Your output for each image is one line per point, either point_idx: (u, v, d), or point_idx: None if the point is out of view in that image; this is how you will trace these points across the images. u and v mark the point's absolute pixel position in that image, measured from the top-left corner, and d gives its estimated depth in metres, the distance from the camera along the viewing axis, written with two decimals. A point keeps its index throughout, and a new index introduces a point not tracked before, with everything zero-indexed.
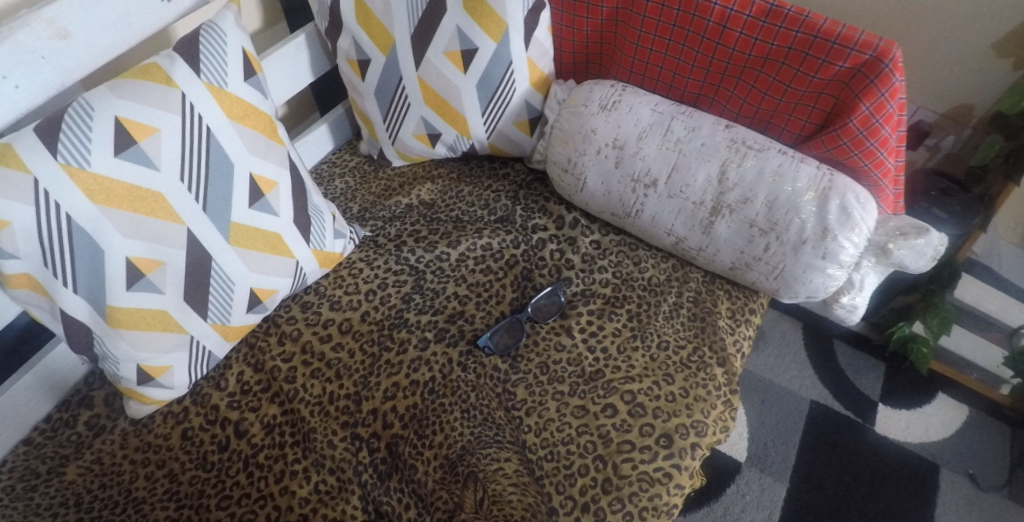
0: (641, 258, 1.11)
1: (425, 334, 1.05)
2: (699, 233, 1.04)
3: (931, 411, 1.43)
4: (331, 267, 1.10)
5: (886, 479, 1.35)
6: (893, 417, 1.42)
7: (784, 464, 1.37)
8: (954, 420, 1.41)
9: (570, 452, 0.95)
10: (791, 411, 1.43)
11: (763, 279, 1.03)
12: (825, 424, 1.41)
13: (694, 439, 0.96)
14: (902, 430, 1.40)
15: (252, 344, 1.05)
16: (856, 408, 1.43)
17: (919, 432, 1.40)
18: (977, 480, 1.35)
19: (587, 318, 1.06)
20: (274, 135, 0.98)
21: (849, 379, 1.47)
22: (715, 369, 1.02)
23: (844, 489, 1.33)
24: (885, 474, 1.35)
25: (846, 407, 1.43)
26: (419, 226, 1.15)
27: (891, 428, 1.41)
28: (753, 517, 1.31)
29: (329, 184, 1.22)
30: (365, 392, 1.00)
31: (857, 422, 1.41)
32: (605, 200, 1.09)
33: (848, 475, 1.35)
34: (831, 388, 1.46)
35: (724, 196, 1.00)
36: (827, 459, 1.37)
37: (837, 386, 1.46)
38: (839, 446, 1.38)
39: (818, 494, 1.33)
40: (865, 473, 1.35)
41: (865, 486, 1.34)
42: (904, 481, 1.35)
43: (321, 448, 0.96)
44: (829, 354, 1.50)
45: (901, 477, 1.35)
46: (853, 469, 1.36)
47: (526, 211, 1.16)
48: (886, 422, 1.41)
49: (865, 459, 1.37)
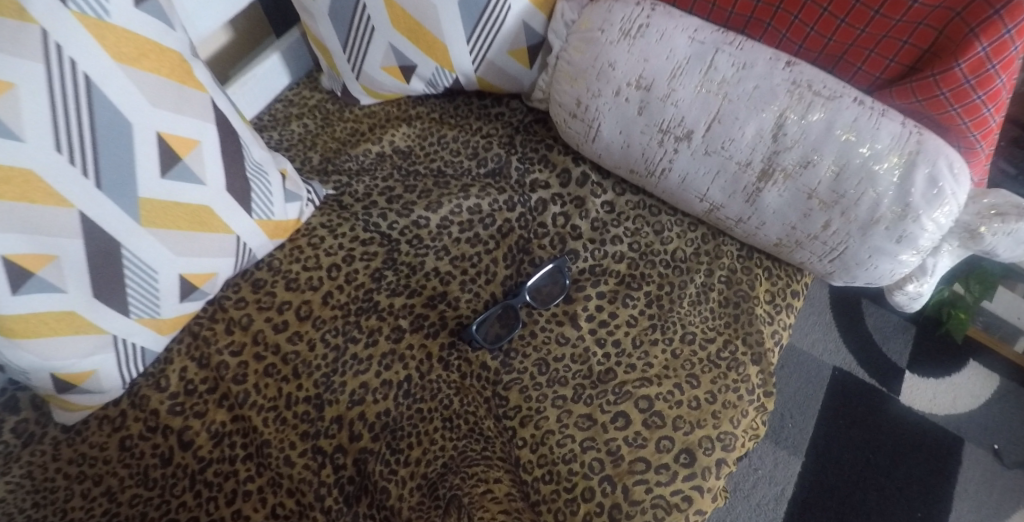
0: (664, 226, 0.91)
1: (399, 322, 0.87)
2: (743, 202, 0.83)
3: (960, 380, 1.27)
4: (285, 237, 0.90)
5: (906, 455, 1.20)
6: (919, 387, 1.26)
7: (801, 436, 1.22)
8: (984, 390, 1.26)
9: (573, 472, 0.79)
10: (814, 378, 1.27)
11: (815, 260, 0.83)
12: (849, 391, 1.26)
13: (720, 455, 0.80)
14: (928, 400, 1.25)
15: (196, 333, 0.87)
16: (882, 376, 1.27)
17: (947, 403, 1.25)
18: (1004, 457, 1.20)
19: (595, 303, 0.87)
20: (189, 79, 0.76)
21: (877, 343, 1.30)
22: (748, 368, 0.84)
23: (862, 464, 1.19)
24: (907, 448, 1.21)
25: (870, 374, 1.27)
26: (393, 182, 0.95)
27: (917, 398, 1.25)
28: (764, 493, 1.18)
29: (285, 127, 1.00)
30: (329, 396, 0.83)
31: (881, 391, 1.26)
32: (623, 154, 0.88)
33: (868, 449, 1.21)
34: (858, 354, 1.29)
35: (778, 156, 0.78)
36: (847, 431, 1.22)
37: (863, 351, 1.29)
38: (864, 417, 1.23)
39: (836, 470, 1.19)
40: (884, 447, 1.21)
41: (884, 461, 1.20)
42: (925, 457, 1.20)
43: (277, 465, 0.81)
44: (857, 314, 1.33)
45: (923, 452, 1.21)
46: (874, 443, 1.21)
47: (523, 164, 0.94)
48: (912, 392, 1.26)
49: (886, 432, 1.22)
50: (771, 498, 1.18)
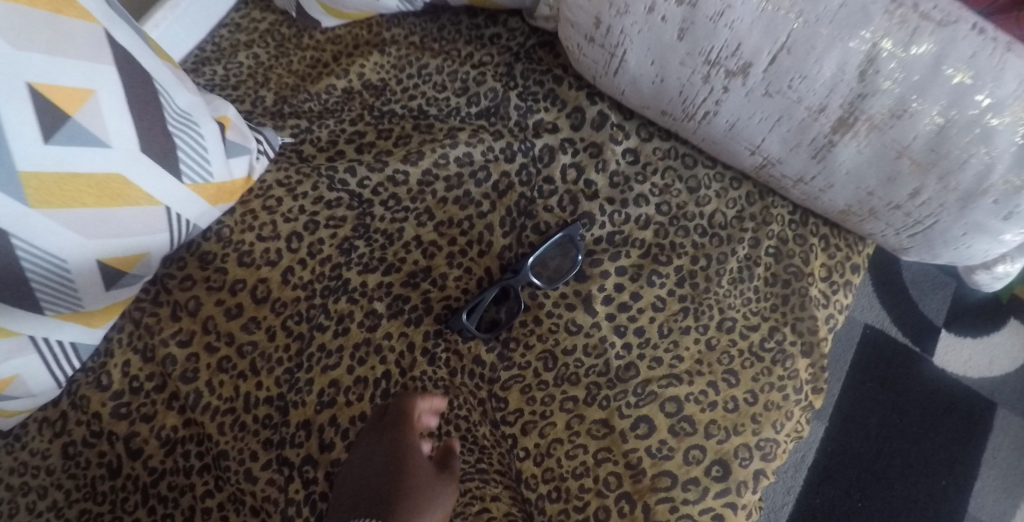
0: (699, 181, 0.74)
1: (375, 305, 0.71)
2: (809, 159, 0.64)
3: (999, 340, 1.11)
4: (235, 200, 0.73)
5: (935, 420, 1.07)
6: (955, 347, 1.10)
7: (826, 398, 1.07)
8: None
9: (584, 488, 0.66)
10: (844, 337, 1.11)
11: (890, 233, 0.66)
12: (880, 352, 1.10)
13: (758, 466, 0.67)
14: (964, 362, 1.10)
15: (138, 321, 0.73)
16: (917, 335, 1.11)
17: (982, 365, 1.10)
18: None
19: (615, 282, 0.72)
20: (66, 6, 0.58)
21: (913, 299, 1.13)
22: (797, 362, 0.70)
23: (888, 430, 1.06)
24: (936, 413, 1.07)
25: (905, 332, 1.11)
26: (364, 127, 0.77)
27: (952, 360, 1.10)
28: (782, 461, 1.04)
29: (231, 59, 0.82)
30: (294, 396, 0.69)
31: (914, 351, 1.10)
32: (654, 92, 0.68)
33: (895, 414, 1.06)
34: (892, 310, 1.12)
35: (865, 101, 0.59)
36: (874, 394, 1.07)
37: (899, 307, 1.13)
38: (894, 379, 1.08)
39: (861, 436, 1.05)
40: (912, 412, 1.07)
41: (911, 427, 1.06)
42: (955, 422, 1.07)
43: (238, 480, 0.68)
44: (894, 266, 1.15)
45: (953, 417, 1.07)
46: (902, 408, 1.07)
47: (525, 101, 0.76)
48: (947, 352, 1.10)
49: (916, 396, 1.08)
50: (789, 465, 1.04)
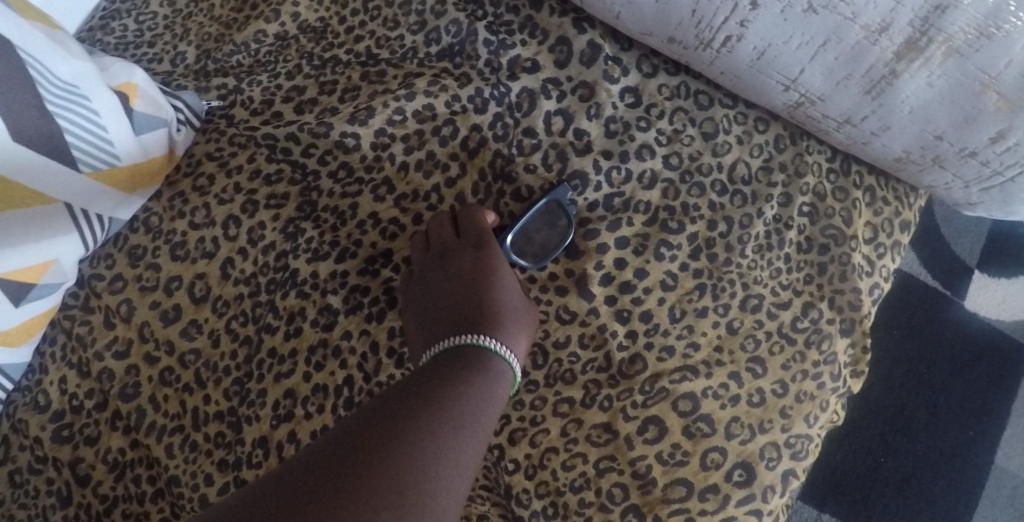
0: (716, 124, 0.60)
1: (331, 300, 0.60)
2: (861, 94, 0.50)
3: None
4: (156, 182, 0.62)
5: (962, 368, 0.87)
6: (988, 288, 0.90)
7: None
8: None
9: (585, 503, 0.55)
10: None
11: (955, 185, 0.53)
12: (908, 302, 0.90)
13: (787, 466, 0.55)
14: (997, 305, 0.89)
15: (70, 332, 0.62)
16: (949, 276, 0.90)
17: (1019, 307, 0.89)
18: None
19: (615, 256, 0.59)
20: None
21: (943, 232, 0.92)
22: (835, 343, 0.57)
23: (915, 381, 0.87)
24: (967, 359, 0.88)
25: (936, 275, 0.90)
26: (303, 80, 0.65)
27: (984, 302, 0.89)
28: None
29: (143, 10, 0.69)
30: (246, 411, 0.59)
31: (944, 296, 0.90)
32: (658, 11, 0.53)
33: (923, 363, 0.87)
34: (920, 248, 0.91)
35: (945, 17, 0.44)
36: (902, 341, 0.88)
37: (928, 244, 0.91)
38: (921, 328, 0.88)
39: (888, 386, 0.87)
40: (940, 361, 0.87)
41: (939, 377, 0.87)
42: (985, 369, 0.87)
43: (192, 508, 0.58)
44: None
45: (983, 364, 0.87)
46: (929, 356, 0.87)
47: (495, 34, 0.62)
48: (980, 295, 0.90)
49: (944, 343, 0.88)
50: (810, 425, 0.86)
